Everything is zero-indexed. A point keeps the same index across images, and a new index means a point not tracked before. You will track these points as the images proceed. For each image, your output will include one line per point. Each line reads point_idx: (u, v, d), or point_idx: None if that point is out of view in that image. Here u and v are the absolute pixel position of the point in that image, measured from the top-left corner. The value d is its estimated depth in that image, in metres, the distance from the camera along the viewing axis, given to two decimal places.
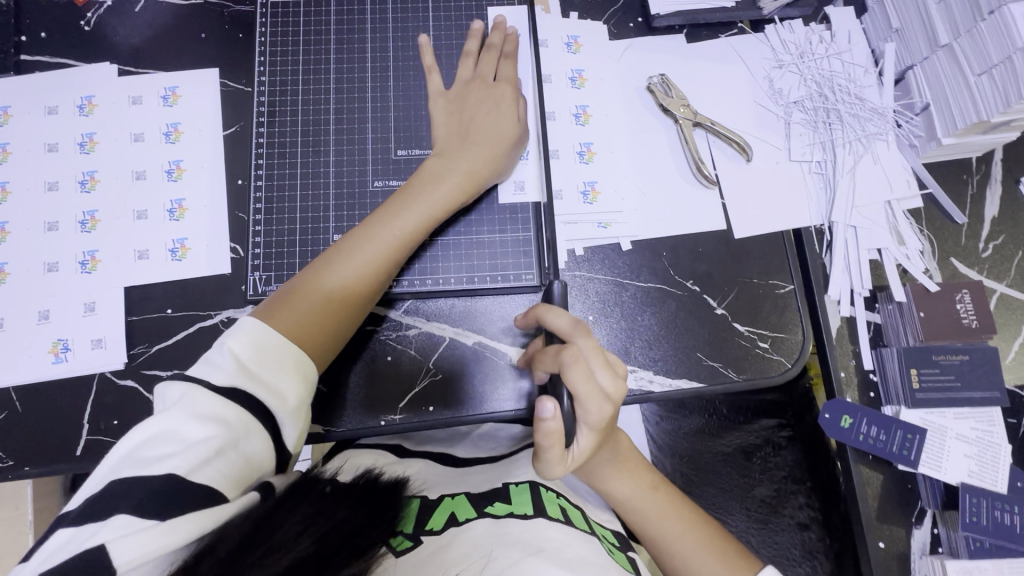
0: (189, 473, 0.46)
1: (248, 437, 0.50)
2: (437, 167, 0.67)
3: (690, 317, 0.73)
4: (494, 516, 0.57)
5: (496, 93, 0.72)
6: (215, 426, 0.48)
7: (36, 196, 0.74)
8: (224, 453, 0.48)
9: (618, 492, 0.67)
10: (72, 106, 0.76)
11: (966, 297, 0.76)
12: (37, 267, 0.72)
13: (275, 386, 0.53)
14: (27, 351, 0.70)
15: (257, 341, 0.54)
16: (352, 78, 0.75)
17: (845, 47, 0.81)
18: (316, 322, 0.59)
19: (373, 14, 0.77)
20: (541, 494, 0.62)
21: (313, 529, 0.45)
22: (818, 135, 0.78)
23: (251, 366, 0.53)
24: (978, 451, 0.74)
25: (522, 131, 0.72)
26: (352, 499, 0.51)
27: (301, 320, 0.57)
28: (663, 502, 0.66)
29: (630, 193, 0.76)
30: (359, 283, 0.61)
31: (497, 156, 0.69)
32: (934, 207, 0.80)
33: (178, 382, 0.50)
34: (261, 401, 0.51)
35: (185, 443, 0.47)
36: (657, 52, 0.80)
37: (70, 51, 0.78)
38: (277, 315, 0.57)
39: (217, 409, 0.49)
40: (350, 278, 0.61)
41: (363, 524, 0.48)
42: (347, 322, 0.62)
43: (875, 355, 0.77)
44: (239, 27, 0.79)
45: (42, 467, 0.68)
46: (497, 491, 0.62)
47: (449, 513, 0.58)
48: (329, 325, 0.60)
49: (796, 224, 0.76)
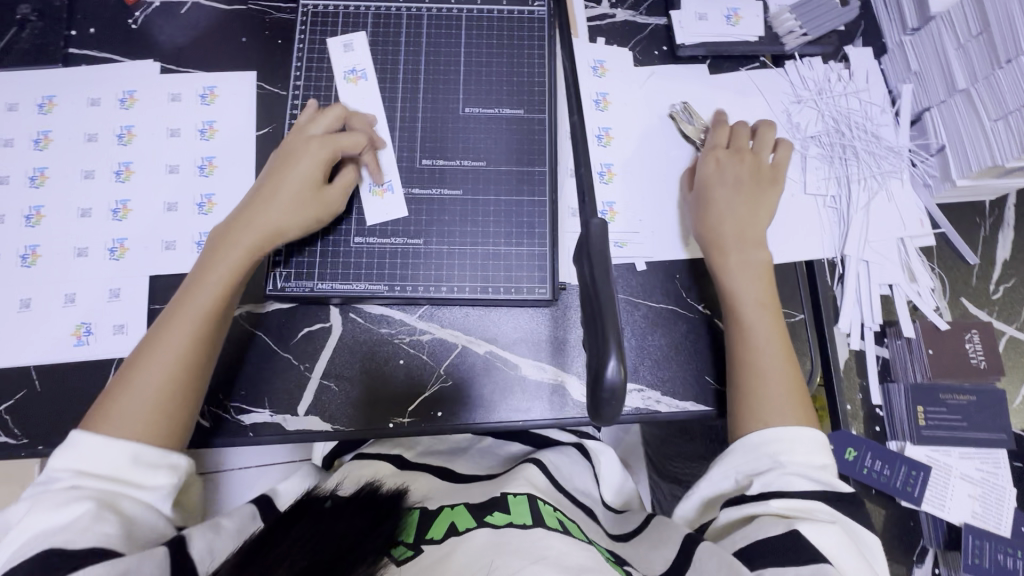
0: (68, 542, 0.48)
1: (123, 501, 0.53)
2: (264, 230, 0.66)
3: (700, 341, 0.74)
4: (495, 526, 0.56)
5: (294, 148, 0.70)
6: (85, 503, 0.51)
7: (73, 183, 0.76)
8: (102, 511, 0.51)
9: (738, 286, 0.68)
10: (115, 99, 0.79)
11: (975, 337, 0.77)
12: (67, 251, 0.74)
13: (136, 482, 0.55)
14: (51, 332, 0.72)
15: (84, 454, 0.55)
16: (384, 87, 0.77)
17: (863, 86, 0.83)
18: (161, 408, 0.58)
19: (408, 27, 0.79)
20: (540, 508, 0.60)
21: (314, 540, 0.47)
22: (834, 170, 0.79)
23: (93, 470, 0.54)
24: (982, 492, 0.74)
25: (338, 202, 0.70)
26: (353, 510, 0.53)
27: (135, 414, 0.57)
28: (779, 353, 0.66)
29: (646, 215, 0.77)
30: (188, 359, 0.61)
31: (298, 213, 0.68)
32: (947, 247, 0.81)
33: (17, 505, 0.52)
34: (86, 479, 0.54)
35: (58, 527, 0.49)
36: (680, 79, 0.82)
37: (116, 47, 0.81)
38: (108, 419, 0.57)
39: (65, 494, 0.52)
40: (174, 356, 0.60)
41: (362, 533, 0.50)
42: (198, 396, 0.62)
43: (882, 390, 0.77)
44: (279, 33, 0.83)
45: (55, 446, 0.69)
46: (497, 501, 0.61)
47: (448, 524, 0.58)
48: (178, 406, 0.60)
49: (809, 255, 0.77)
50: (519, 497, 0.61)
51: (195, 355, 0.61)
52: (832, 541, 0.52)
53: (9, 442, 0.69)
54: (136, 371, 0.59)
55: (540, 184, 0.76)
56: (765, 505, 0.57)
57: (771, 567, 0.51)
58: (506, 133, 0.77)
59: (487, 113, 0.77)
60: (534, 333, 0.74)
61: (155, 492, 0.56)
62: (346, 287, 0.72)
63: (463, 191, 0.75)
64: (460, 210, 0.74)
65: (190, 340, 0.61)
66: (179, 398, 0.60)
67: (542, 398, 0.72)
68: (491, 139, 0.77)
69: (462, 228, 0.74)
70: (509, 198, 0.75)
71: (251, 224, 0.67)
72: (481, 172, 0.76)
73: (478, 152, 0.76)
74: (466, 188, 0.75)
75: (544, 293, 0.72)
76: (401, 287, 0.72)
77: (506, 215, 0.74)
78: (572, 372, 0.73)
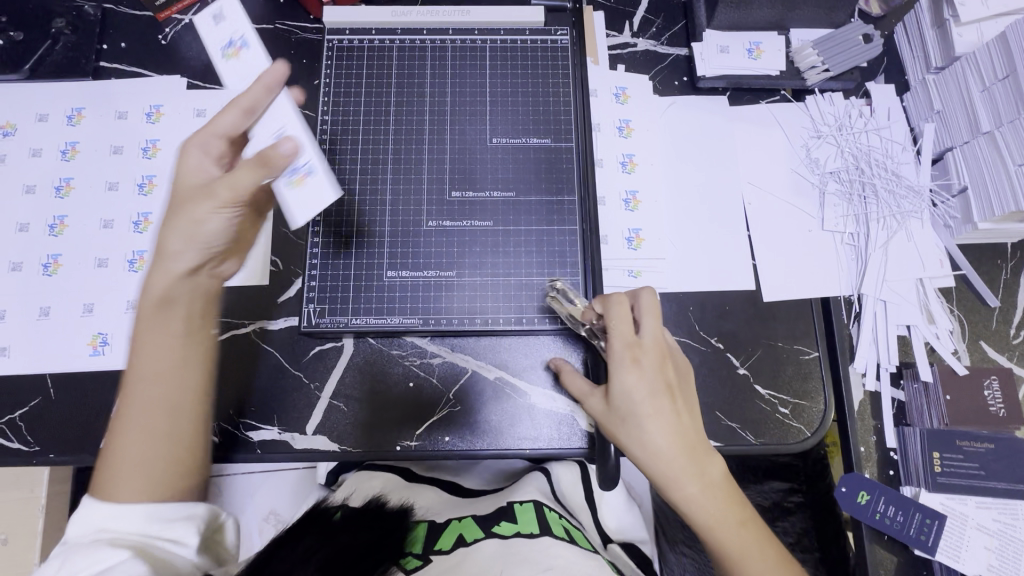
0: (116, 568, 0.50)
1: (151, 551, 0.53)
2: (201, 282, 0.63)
3: (712, 375, 0.73)
4: (502, 536, 0.58)
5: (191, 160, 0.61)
6: (123, 548, 0.52)
7: (97, 194, 0.78)
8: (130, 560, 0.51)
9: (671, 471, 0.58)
10: (218, 46, 0.70)
11: (994, 383, 0.76)
12: (88, 262, 0.75)
13: (167, 536, 0.55)
14: (68, 342, 0.73)
15: (120, 513, 0.55)
16: (408, 110, 0.79)
17: (885, 124, 0.82)
18: (160, 478, 0.58)
19: (433, 52, 0.81)
20: (546, 515, 0.62)
21: (318, 553, 0.47)
22: (853, 208, 0.79)
23: (124, 531, 0.55)
24: (999, 544, 0.72)
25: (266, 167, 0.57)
26: (360, 523, 0.53)
27: (133, 482, 0.56)
28: (737, 524, 0.59)
29: (664, 248, 0.77)
30: (152, 423, 0.58)
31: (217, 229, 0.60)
32: (967, 289, 0.80)
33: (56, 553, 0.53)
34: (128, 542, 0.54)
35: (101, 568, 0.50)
36: (701, 110, 0.82)
37: (146, 61, 0.83)
38: (106, 494, 0.56)
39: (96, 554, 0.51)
40: (140, 425, 0.58)
41: (369, 548, 0.49)
42: (192, 455, 0.60)
43: (898, 433, 0.76)
44: (304, 54, 0.84)
45: (65, 456, 0.70)
46: (503, 510, 0.63)
47: (456, 535, 0.59)
48: (178, 471, 0.59)
49: (826, 292, 0.76)
50: (525, 506, 0.63)
51: (168, 422, 0.59)
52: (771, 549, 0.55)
53: (23, 449, 0.70)
54: (119, 442, 0.58)
55: (568, 213, 0.76)
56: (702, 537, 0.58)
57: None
58: (530, 160, 0.77)
59: (512, 142, 0.78)
60: (546, 360, 0.74)
61: (188, 547, 0.55)
62: (380, 320, 0.72)
63: (494, 222, 0.75)
64: (491, 240, 0.75)
65: (139, 402, 0.59)
66: (175, 463, 0.59)
67: (551, 426, 0.72)
68: (514, 166, 0.77)
69: (493, 259, 0.74)
70: (522, 225, 0.76)
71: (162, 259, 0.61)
72: (511, 202, 0.76)
73: (497, 177, 0.77)
74: (498, 219, 0.76)
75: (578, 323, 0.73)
76: (435, 320, 0.72)
77: (522, 243, 0.75)
78: None
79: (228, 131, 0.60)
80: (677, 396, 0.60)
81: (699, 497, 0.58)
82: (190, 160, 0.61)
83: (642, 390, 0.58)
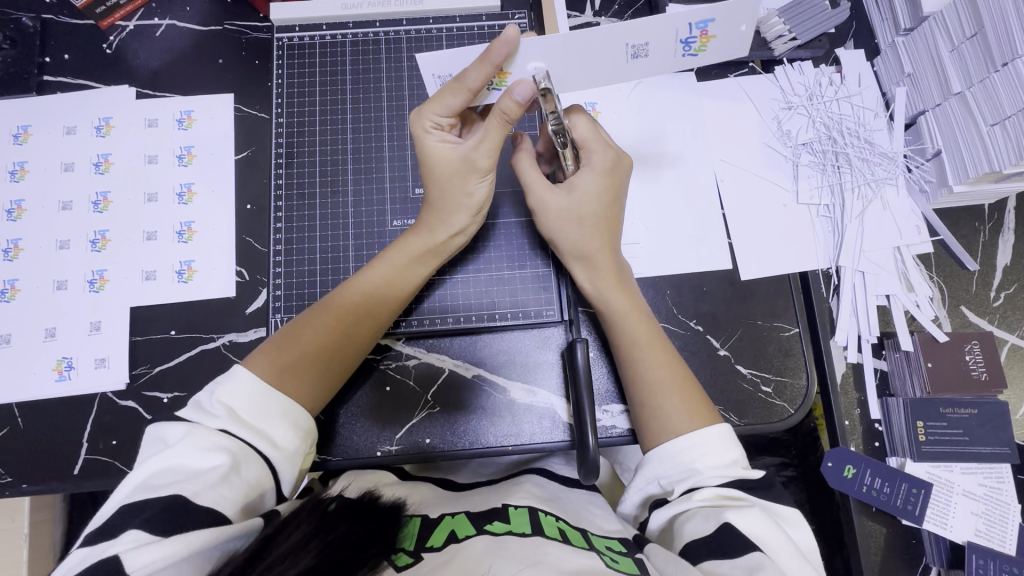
0: (196, 496, 0.48)
1: (248, 464, 0.52)
2: (439, 233, 0.66)
3: (693, 358, 0.72)
4: (493, 534, 0.53)
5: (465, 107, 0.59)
6: (223, 455, 0.51)
7: (50, 215, 0.75)
8: (227, 480, 0.50)
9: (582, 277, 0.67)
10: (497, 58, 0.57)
11: (975, 348, 0.75)
12: (47, 285, 0.73)
13: (269, 433, 0.55)
14: (33, 369, 0.71)
15: (243, 388, 0.55)
16: (368, 108, 0.77)
17: (856, 91, 0.80)
18: (306, 371, 0.60)
19: (387, 45, 0.78)
20: (540, 517, 0.57)
21: (315, 541, 0.44)
22: (827, 178, 0.77)
23: (245, 415, 0.54)
24: (985, 509, 0.73)
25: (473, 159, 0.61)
26: (359, 511, 0.50)
27: (296, 369, 0.59)
28: (660, 362, 0.63)
29: (637, 233, 0.75)
30: (343, 333, 0.63)
31: (469, 206, 0.65)
32: (945, 254, 0.79)
33: (176, 423, 0.52)
34: (256, 450, 0.53)
35: (194, 472, 0.49)
36: (668, 89, 0.80)
37: (91, 72, 0.80)
38: (267, 361, 0.59)
39: (221, 441, 0.51)
40: (347, 323, 0.63)
41: (366, 538, 0.46)
42: (343, 370, 0.63)
43: (882, 404, 0.76)
44: (256, 54, 0.81)
45: (40, 485, 0.68)
46: (495, 511, 0.58)
47: (449, 530, 0.55)
48: (326, 370, 0.61)
49: (804, 266, 0.75)
50: (519, 508, 0.59)
51: (345, 336, 0.63)
52: (772, 527, 0.51)
53: None
54: (295, 338, 0.61)
55: None
56: (689, 500, 0.55)
57: (709, 561, 0.50)
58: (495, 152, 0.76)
59: None
60: (523, 354, 0.73)
61: (281, 452, 0.55)
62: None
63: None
64: None
65: (344, 318, 0.63)
66: (324, 365, 0.61)
67: (533, 421, 0.71)
68: None
69: (462, 256, 0.73)
70: (491, 221, 0.74)
71: (428, 218, 0.65)
72: None
73: None
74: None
75: (552, 314, 0.72)
76: (407, 321, 0.72)
77: (494, 238, 0.74)
78: (560, 393, 0.71)
79: (478, 89, 0.56)
80: (615, 238, 0.67)
81: (626, 306, 0.66)
82: (429, 129, 0.61)
83: (568, 228, 0.66)
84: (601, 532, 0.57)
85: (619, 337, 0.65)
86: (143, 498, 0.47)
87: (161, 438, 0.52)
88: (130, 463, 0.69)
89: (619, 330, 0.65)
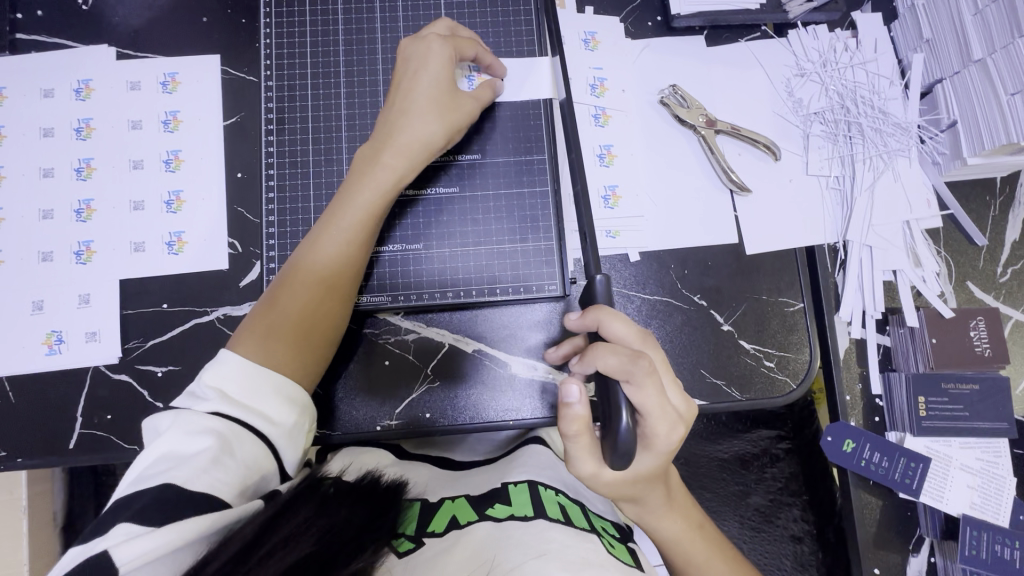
0: (187, 483, 0.47)
1: (242, 446, 0.51)
2: (406, 143, 0.64)
3: (695, 333, 0.71)
4: (495, 518, 0.55)
5: (407, 57, 0.66)
6: (211, 437, 0.50)
7: (32, 183, 0.72)
8: (219, 462, 0.49)
9: (667, 529, 0.62)
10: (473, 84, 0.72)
11: (981, 324, 0.75)
12: (31, 256, 0.71)
13: (263, 412, 0.54)
14: (21, 343, 0.69)
15: (234, 368, 0.55)
16: (362, 72, 0.73)
17: (871, 57, 0.77)
18: (293, 338, 0.60)
19: (381, 3, 0.74)
20: (541, 493, 0.60)
21: (315, 528, 0.46)
22: (838, 149, 0.75)
23: (236, 395, 0.54)
24: (981, 482, 0.74)
25: (440, 90, 0.65)
26: (356, 498, 0.51)
27: (269, 346, 0.58)
28: (704, 545, 0.64)
29: (643, 205, 0.73)
30: (320, 297, 0.61)
31: (439, 117, 0.65)
32: (954, 229, 0.78)
33: (164, 413, 0.52)
34: (252, 428, 0.52)
35: (184, 457, 0.49)
36: (676, 54, 0.77)
37: (68, 31, 0.75)
38: (243, 348, 0.58)
39: (209, 423, 0.50)
40: (320, 283, 0.61)
41: (366, 524, 0.48)
42: (334, 323, 0.62)
43: (884, 380, 0.76)
44: (242, 12, 0.76)
45: (35, 459, 0.68)
46: (495, 492, 0.60)
47: (450, 517, 0.58)
48: (314, 331, 0.61)
49: (811, 240, 0.73)
50: (518, 484, 0.61)
51: (323, 299, 0.61)
52: None
53: None
54: (267, 316, 0.60)
55: (539, 174, 0.72)
56: None
57: None
58: (497, 119, 0.72)
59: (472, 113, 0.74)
60: (523, 329, 0.72)
61: (279, 426, 0.54)
62: None
63: (459, 188, 0.71)
64: (459, 208, 0.71)
65: (315, 282, 0.61)
66: (303, 338, 0.60)
67: (533, 395, 0.70)
68: (479, 125, 0.72)
69: (462, 227, 0.71)
70: (492, 190, 0.71)
71: (387, 143, 0.64)
72: (477, 164, 0.72)
73: (470, 142, 0.72)
74: (462, 183, 0.71)
75: (555, 289, 0.70)
76: (406, 295, 0.69)
77: (496, 208, 0.71)
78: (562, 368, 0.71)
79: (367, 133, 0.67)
80: (690, 511, 0.64)
81: (680, 538, 0.63)
82: (402, 75, 0.65)
83: (676, 526, 0.62)
84: (595, 513, 0.64)
85: (658, 537, 0.63)
86: (135, 488, 0.47)
87: (155, 429, 0.52)
88: (126, 437, 0.68)
89: (689, 558, 0.63)
